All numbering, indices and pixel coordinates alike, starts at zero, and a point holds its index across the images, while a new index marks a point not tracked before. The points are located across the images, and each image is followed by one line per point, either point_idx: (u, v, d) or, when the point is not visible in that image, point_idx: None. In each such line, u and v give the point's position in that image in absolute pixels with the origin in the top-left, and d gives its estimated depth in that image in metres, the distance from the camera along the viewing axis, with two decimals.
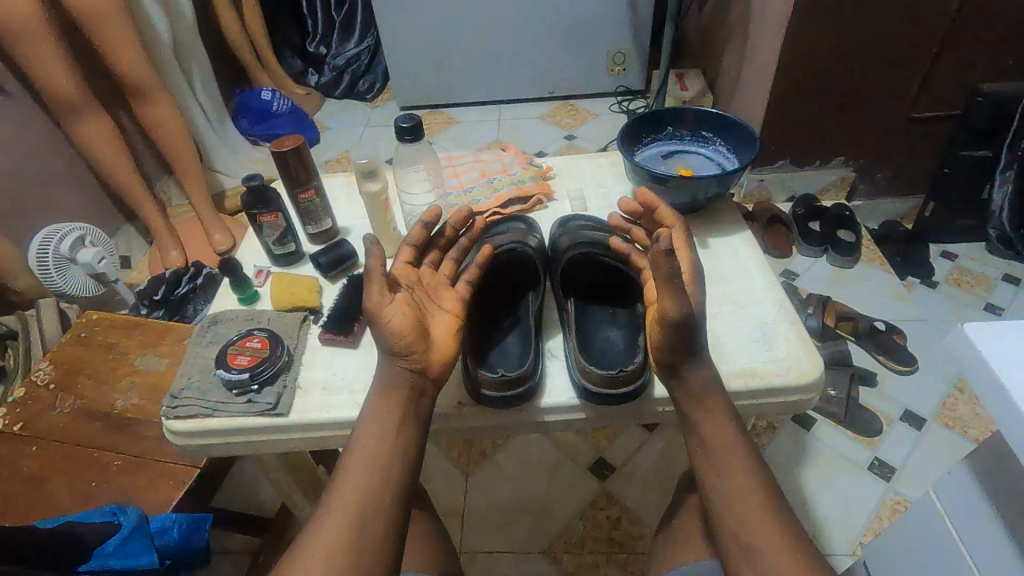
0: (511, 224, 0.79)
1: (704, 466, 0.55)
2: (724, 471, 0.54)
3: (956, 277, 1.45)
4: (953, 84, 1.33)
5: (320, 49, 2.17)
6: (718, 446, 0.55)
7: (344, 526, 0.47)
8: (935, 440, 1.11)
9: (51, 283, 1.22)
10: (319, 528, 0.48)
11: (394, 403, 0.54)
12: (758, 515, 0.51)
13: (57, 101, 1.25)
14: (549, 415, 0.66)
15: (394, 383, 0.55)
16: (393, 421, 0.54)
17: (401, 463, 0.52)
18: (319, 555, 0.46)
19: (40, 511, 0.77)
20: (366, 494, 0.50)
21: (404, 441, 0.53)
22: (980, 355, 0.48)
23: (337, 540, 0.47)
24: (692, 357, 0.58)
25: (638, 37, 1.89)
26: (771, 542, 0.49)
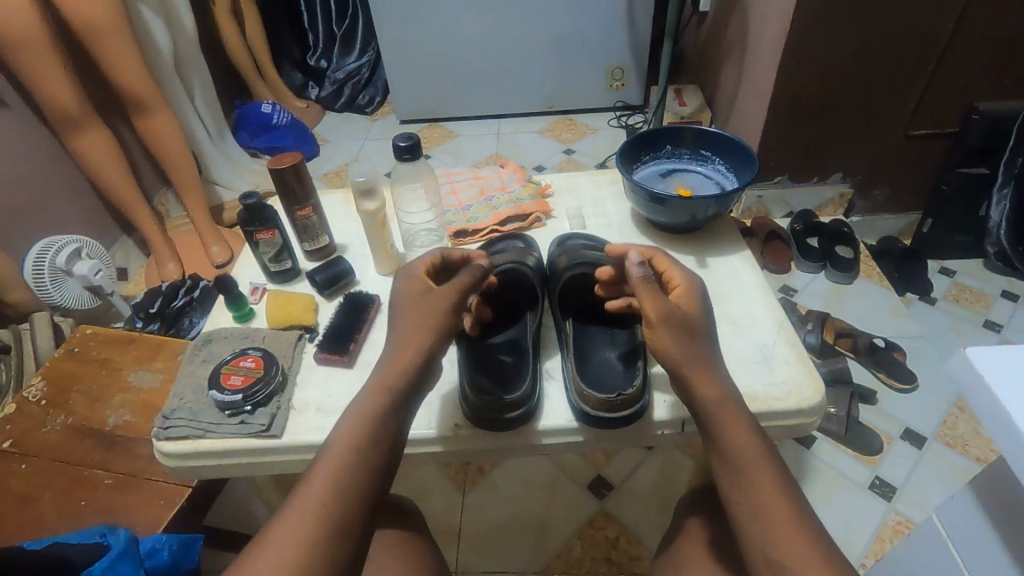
0: (508, 243, 0.78)
1: (726, 479, 0.52)
2: (752, 489, 0.50)
3: (955, 294, 1.44)
4: (950, 101, 1.34)
5: (321, 62, 2.18)
6: (744, 456, 0.52)
7: (311, 515, 0.45)
8: (936, 459, 1.10)
9: (46, 296, 1.21)
10: (282, 519, 0.45)
11: (387, 393, 0.53)
12: (786, 528, 0.48)
13: (57, 114, 1.26)
14: (547, 439, 0.65)
15: (391, 376, 0.54)
16: (375, 414, 0.51)
17: (379, 459, 0.50)
18: (278, 546, 0.43)
19: (30, 531, 0.76)
20: (338, 487, 0.47)
21: (383, 436, 0.51)
22: (982, 380, 0.48)
23: (298, 532, 0.44)
24: (703, 367, 0.56)
25: (636, 52, 1.91)
26: (802, 558, 0.47)
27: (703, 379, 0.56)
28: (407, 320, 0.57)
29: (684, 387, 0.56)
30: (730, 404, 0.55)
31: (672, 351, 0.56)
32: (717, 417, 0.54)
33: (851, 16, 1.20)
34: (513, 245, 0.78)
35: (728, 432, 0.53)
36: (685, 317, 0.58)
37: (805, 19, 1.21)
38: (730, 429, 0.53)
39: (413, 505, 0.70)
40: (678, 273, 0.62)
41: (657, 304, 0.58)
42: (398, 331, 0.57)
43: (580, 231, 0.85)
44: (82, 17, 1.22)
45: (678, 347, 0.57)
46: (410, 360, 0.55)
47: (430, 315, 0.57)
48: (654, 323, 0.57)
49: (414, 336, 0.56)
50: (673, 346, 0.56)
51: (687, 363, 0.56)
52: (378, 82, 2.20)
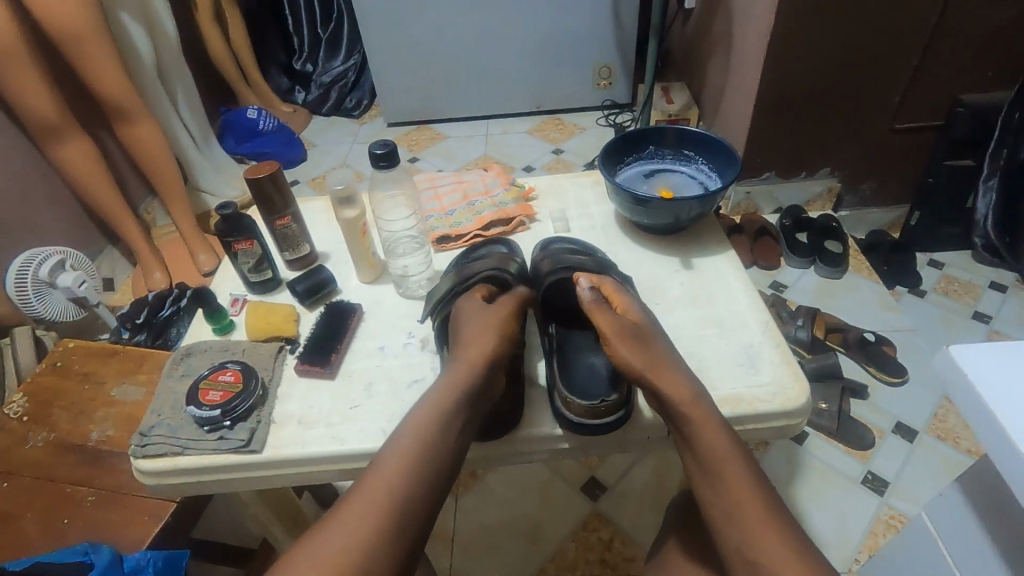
0: (492, 247, 0.78)
1: (702, 481, 0.56)
2: (723, 487, 0.55)
3: (943, 286, 1.45)
4: (934, 95, 1.34)
5: (307, 66, 2.16)
6: (718, 460, 0.55)
7: (371, 512, 0.52)
8: (928, 453, 1.10)
9: (30, 310, 1.19)
10: (345, 514, 0.52)
11: (449, 400, 0.58)
12: (757, 527, 0.52)
13: (38, 125, 1.24)
14: (536, 445, 0.65)
15: (458, 383, 0.59)
16: (436, 424, 0.57)
17: (432, 468, 0.55)
18: (350, 531, 0.51)
19: (13, 551, 0.74)
20: (401, 485, 0.54)
21: (440, 445, 0.56)
22: (967, 379, 0.48)
23: (367, 520, 0.51)
24: (664, 372, 0.60)
25: (623, 50, 1.90)
26: (775, 555, 0.51)
27: (672, 385, 0.59)
28: (470, 329, 0.63)
29: (652, 393, 0.59)
30: (697, 404, 0.58)
31: (631, 358, 0.60)
32: (687, 419, 0.57)
33: (836, 10, 1.20)
34: (499, 249, 0.77)
35: (700, 432, 0.57)
36: (636, 328, 0.62)
37: (790, 15, 1.21)
38: (703, 433, 0.57)
39: None
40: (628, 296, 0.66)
41: (609, 321, 0.62)
42: (460, 345, 0.62)
43: (564, 236, 0.85)
44: (61, 26, 1.21)
45: (635, 354, 0.60)
46: (473, 371, 0.60)
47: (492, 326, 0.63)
48: (609, 339, 0.61)
49: (476, 346, 0.61)
50: (631, 354, 0.60)
51: (648, 368, 0.59)
52: (364, 84, 2.18)
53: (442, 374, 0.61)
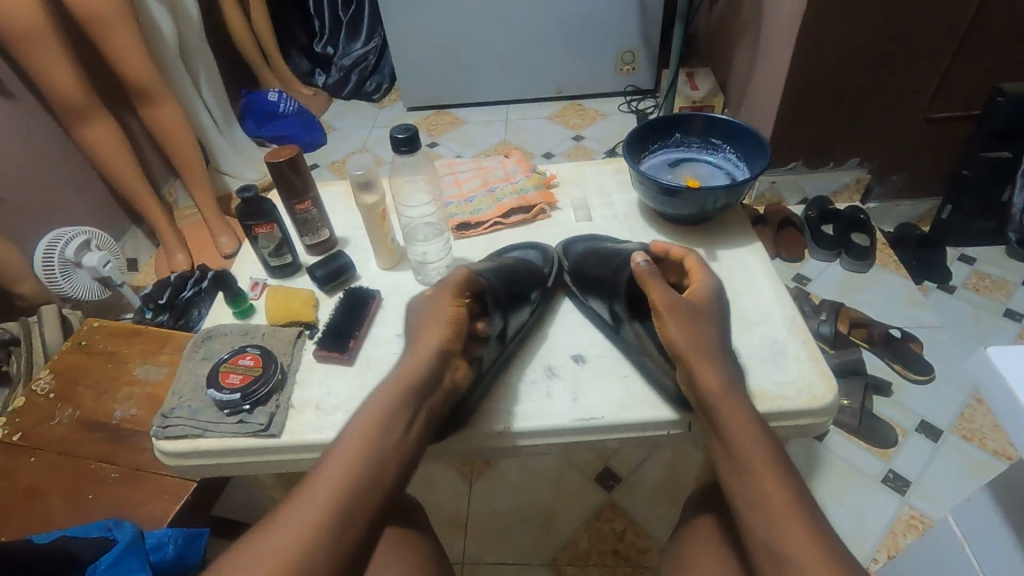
0: (523, 250, 0.80)
1: (730, 471, 0.54)
2: (750, 478, 0.52)
3: (974, 282, 1.41)
4: (972, 84, 1.29)
5: (327, 49, 2.15)
6: (746, 451, 0.53)
7: (319, 512, 0.48)
8: (952, 453, 1.07)
9: (58, 289, 1.22)
10: (286, 512, 0.49)
11: (401, 398, 0.56)
12: (784, 517, 0.49)
13: (64, 106, 1.25)
14: (521, 440, 0.65)
15: (405, 376, 0.58)
16: (381, 419, 0.55)
17: (379, 469, 0.53)
18: (291, 532, 0.47)
19: (38, 524, 0.76)
20: (346, 485, 0.51)
21: (388, 442, 0.54)
22: (1003, 380, 0.46)
23: (307, 524, 0.48)
24: (704, 359, 0.59)
25: (647, 34, 1.86)
26: (800, 549, 0.47)
27: (707, 375, 0.58)
28: (426, 321, 0.62)
29: (689, 377, 0.59)
30: (730, 395, 0.57)
31: (673, 335, 0.60)
32: (718, 409, 0.56)
33: None
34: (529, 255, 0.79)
35: (728, 423, 0.55)
36: (691, 305, 0.62)
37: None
38: (731, 423, 0.55)
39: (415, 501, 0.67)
40: (698, 272, 0.65)
41: (663, 295, 0.62)
42: (416, 340, 0.62)
43: (591, 233, 0.83)
44: (85, 7, 1.21)
45: (682, 332, 0.60)
46: (419, 368, 0.58)
47: (437, 322, 0.62)
48: (661, 314, 0.61)
49: (427, 341, 0.60)
50: (678, 332, 0.60)
51: (691, 351, 0.59)
52: (385, 68, 2.17)
53: (394, 370, 0.60)
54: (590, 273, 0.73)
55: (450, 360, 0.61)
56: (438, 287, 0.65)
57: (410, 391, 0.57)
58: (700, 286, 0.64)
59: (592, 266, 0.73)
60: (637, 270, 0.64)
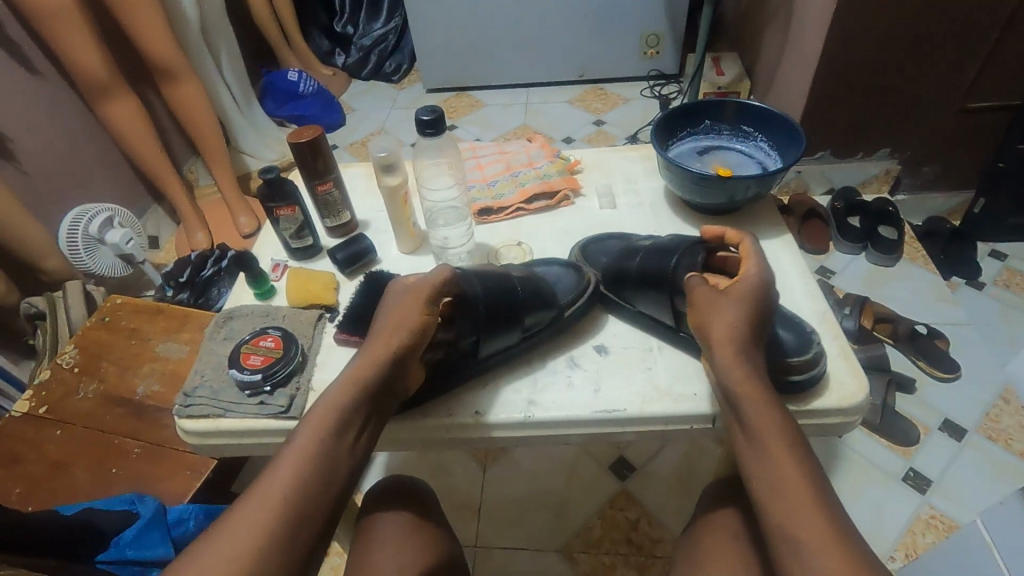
0: (549, 266, 0.76)
1: (750, 455, 0.51)
2: (769, 458, 0.50)
3: (1004, 279, 1.37)
4: (1015, 72, 1.24)
5: (348, 29, 2.13)
6: (764, 435, 0.51)
7: (269, 512, 0.45)
8: (976, 453, 1.05)
9: (82, 265, 1.23)
10: (237, 515, 0.45)
11: (355, 402, 0.54)
12: (800, 502, 0.46)
13: (86, 82, 1.25)
14: (497, 431, 0.65)
15: (358, 377, 0.55)
16: (333, 421, 0.52)
17: (330, 473, 0.50)
18: (239, 539, 0.43)
19: (64, 495, 0.78)
20: (297, 489, 0.47)
21: (338, 448, 0.51)
22: None
23: (254, 530, 0.44)
24: (735, 346, 0.55)
25: (673, 17, 1.81)
26: (818, 540, 0.44)
27: (734, 361, 0.55)
28: (384, 321, 0.59)
29: (714, 362, 0.56)
30: (752, 379, 0.54)
31: (713, 326, 0.57)
32: (736, 393, 0.54)
33: None
34: (559, 274, 0.74)
35: (751, 407, 0.53)
36: (733, 296, 0.58)
37: None
38: (754, 408, 0.52)
39: (425, 487, 0.67)
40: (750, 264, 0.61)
41: (705, 291, 0.60)
42: (372, 340, 0.58)
43: (615, 231, 0.80)
44: None
45: (723, 321, 0.57)
46: (373, 371, 0.55)
47: (400, 327, 0.58)
48: (699, 307, 0.59)
49: (384, 343, 0.57)
50: (716, 321, 0.57)
51: (723, 340, 0.56)
52: (405, 48, 2.15)
53: (343, 371, 0.56)
54: (636, 274, 0.68)
55: (404, 366, 0.58)
56: (408, 286, 0.61)
57: (362, 397, 0.54)
58: (747, 275, 0.60)
59: (638, 268, 0.69)
60: (686, 285, 0.62)
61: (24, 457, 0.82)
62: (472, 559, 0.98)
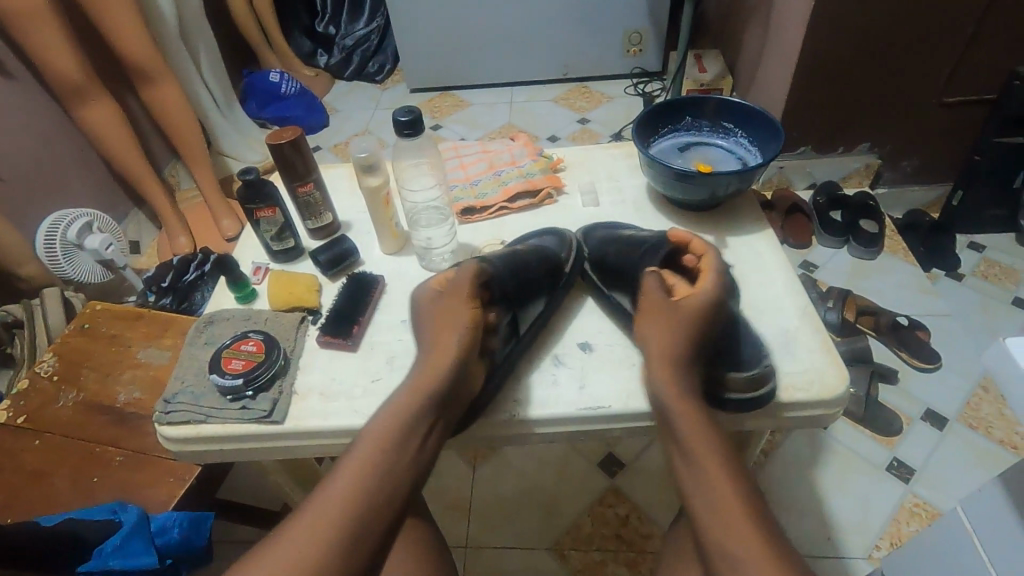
0: (542, 235, 0.78)
1: (687, 473, 0.54)
2: (705, 480, 0.52)
3: (983, 270, 1.39)
4: (989, 66, 1.26)
5: (330, 29, 2.11)
6: (699, 454, 0.53)
7: (327, 520, 0.50)
8: (958, 442, 1.07)
9: (61, 271, 1.21)
10: (297, 521, 0.51)
11: (417, 411, 0.57)
12: (734, 521, 0.49)
13: (61, 86, 1.23)
14: (543, 427, 0.65)
15: (421, 386, 0.58)
16: (398, 431, 0.56)
17: (390, 481, 0.54)
18: (301, 541, 0.49)
19: (44, 506, 0.77)
20: (354, 497, 0.52)
21: (400, 456, 0.56)
22: (1019, 371, 0.44)
23: (314, 536, 0.49)
24: (671, 367, 0.58)
25: (655, 15, 1.82)
26: (755, 556, 0.46)
27: (668, 379, 0.57)
28: (432, 331, 0.63)
29: (652, 379, 0.59)
30: (688, 399, 0.56)
31: (652, 338, 0.61)
32: (672, 410, 0.56)
33: None
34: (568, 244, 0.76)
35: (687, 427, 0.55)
36: (677, 309, 0.60)
37: None
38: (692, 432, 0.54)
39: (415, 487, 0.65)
40: (706, 280, 0.61)
41: (654, 293, 0.63)
42: (430, 347, 0.61)
43: (601, 222, 0.81)
44: None
45: (661, 334, 0.60)
46: (436, 379, 0.58)
47: (453, 325, 0.62)
48: (646, 311, 0.63)
49: (443, 346, 0.60)
50: (658, 334, 0.60)
51: (657, 358, 0.59)
52: (388, 49, 2.14)
53: (407, 380, 0.60)
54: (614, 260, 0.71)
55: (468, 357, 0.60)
56: (449, 285, 0.64)
57: (425, 406, 0.58)
58: (702, 290, 0.61)
59: (614, 257, 0.71)
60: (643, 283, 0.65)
61: (3, 468, 0.81)
62: (463, 560, 0.98)
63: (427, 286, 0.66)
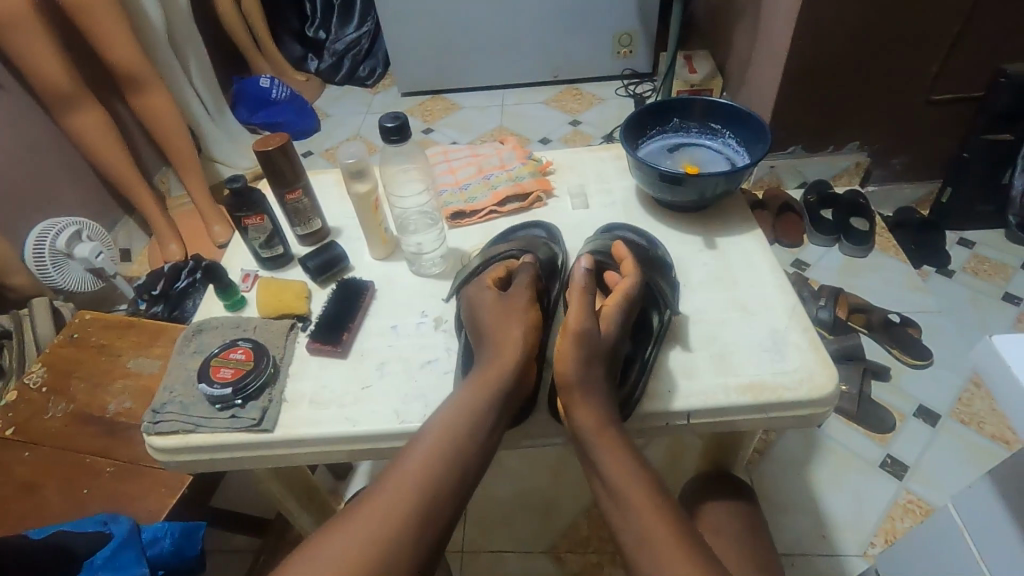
0: (528, 229, 0.77)
1: (612, 506, 0.54)
2: (632, 512, 0.52)
3: (973, 266, 1.40)
4: (975, 64, 1.27)
5: (320, 34, 2.10)
6: (624, 487, 0.54)
7: (398, 504, 0.49)
8: (950, 437, 1.07)
9: (50, 281, 1.20)
10: (368, 501, 0.50)
11: (482, 400, 0.56)
12: (665, 549, 0.50)
13: (49, 94, 1.22)
14: None
15: (489, 377, 0.57)
16: (467, 419, 0.55)
17: (459, 467, 0.53)
18: (371, 521, 0.48)
19: (34, 518, 0.76)
20: (424, 480, 0.51)
21: (468, 444, 0.54)
22: (1006, 367, 0.45)
23: (386, 519, 0.48)
24: (584, 395, 0.57)
25: (644, 16, 1.83)
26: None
27: (585, 410, 0.57)
28: (492, 327, 0.62)
29: (569, 408, 0.58)
30: (607, 427, 0.57)
31: (568, 367, 0.57)
32: (591, 440, 0.56)
33: None
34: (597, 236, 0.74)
35: (606, 457, 0.55)
36: (602, 342, 0.59)
37: None
38: (612, 460, 0.55)
39: None
40: (614, 313, 0.61)
41: (579, 318, 0.59)
42: (491, 342, 0.61)
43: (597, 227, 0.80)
44: None
45: (577, 366, 0.57)
46: (502, 373, 0.58)
47: (513, 323, 0.61)
48: (564, 334, 0.59)
49: (506, 343, 0.60)
50: (572, 363, 0.57)
51: (575, 386, 0.57)
52: (378, 52, 2.14)
53: (472, 372, 0.59)
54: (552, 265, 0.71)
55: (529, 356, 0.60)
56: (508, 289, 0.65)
57: (494, 398, 0.56)
58: (613, 324, 0.61)
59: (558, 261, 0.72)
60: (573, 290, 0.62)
61: None
62: (459, 564, 0.97)
63: (482, 286, 0.66)
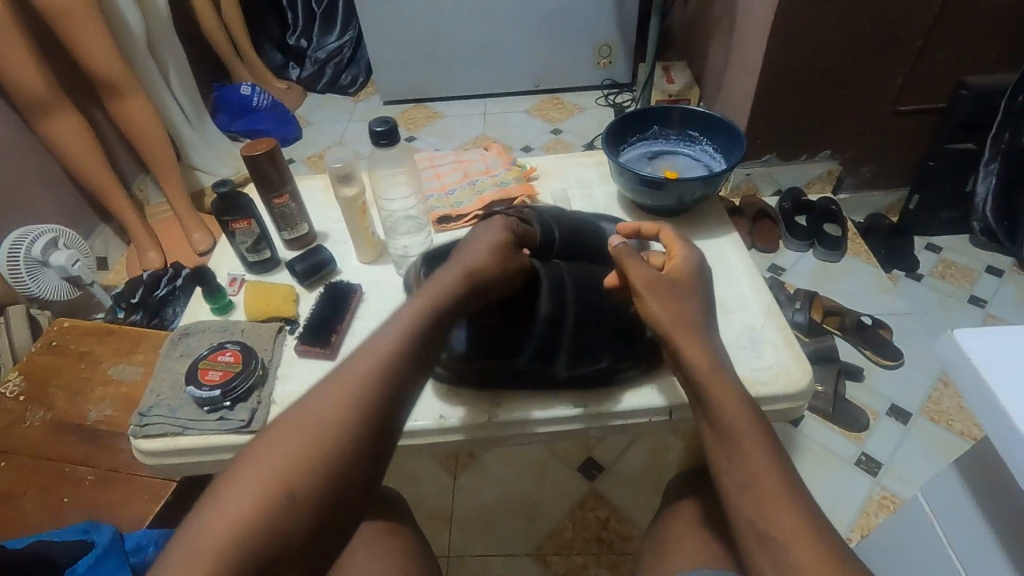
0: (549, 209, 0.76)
1: (721, 453, 0.52)
2: (739, 458, 0.50)
3: (941, 270, 1.46)
4: (937, 77, 1.33)
5: (301, 42, 2.11)
6: (737, 432, 0.51)
7: (330, 419, 0.47)
8: (922, 435, 1.11)
9: (25, 289, 1.18)
10: (297, 415, 0.47)
11: (420, 320, 0.54)
12: (768, 493, 0.48)
13: (26, 100, 1.21)
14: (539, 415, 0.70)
15: (433, 299, 0.56)
16: (409, 337, 0.53)
17: (392, 377, 0.50)
18: (292, 439, 0.45)
19: (13, 528, 0.75)
20: (360, 395, 0.48)
21: (404, 357, 0.51)
22: (969, 362, 0.47)
23: (312, 436, 0.46)
24: (690, 335, 0.59)
25: (623, 28, 1.87)
26: (797, 540, 0.45)
27: (698, 357, 0.57)
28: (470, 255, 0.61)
29: (680, 358, 0.58)
30: (718, 373, 0.56)
31: (658, 315, 0.60)
32: (704, 387, 0.56)
33: None
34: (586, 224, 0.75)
35: (722, 403, 0.54)
36: (674, 282, 0.62)
37: None
38: (723, 405, 0.54)
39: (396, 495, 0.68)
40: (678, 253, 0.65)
41: (642, 273, 0.63)
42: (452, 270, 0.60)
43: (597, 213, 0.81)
44: None
45: (664, 311, 0.60)
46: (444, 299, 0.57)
47: (481, 257, 0.61)
48: (642, 293, 0.62)
49: (463, 269, 0.60)
50: (660, 312, 0.60)
51: (674, 326, 0.59)
52: (361, 62, 2.14)
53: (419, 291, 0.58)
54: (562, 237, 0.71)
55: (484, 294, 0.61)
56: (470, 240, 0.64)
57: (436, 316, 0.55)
58: (679, 266, 0.64)
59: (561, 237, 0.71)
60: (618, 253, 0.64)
61: None
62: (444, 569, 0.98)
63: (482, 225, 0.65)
